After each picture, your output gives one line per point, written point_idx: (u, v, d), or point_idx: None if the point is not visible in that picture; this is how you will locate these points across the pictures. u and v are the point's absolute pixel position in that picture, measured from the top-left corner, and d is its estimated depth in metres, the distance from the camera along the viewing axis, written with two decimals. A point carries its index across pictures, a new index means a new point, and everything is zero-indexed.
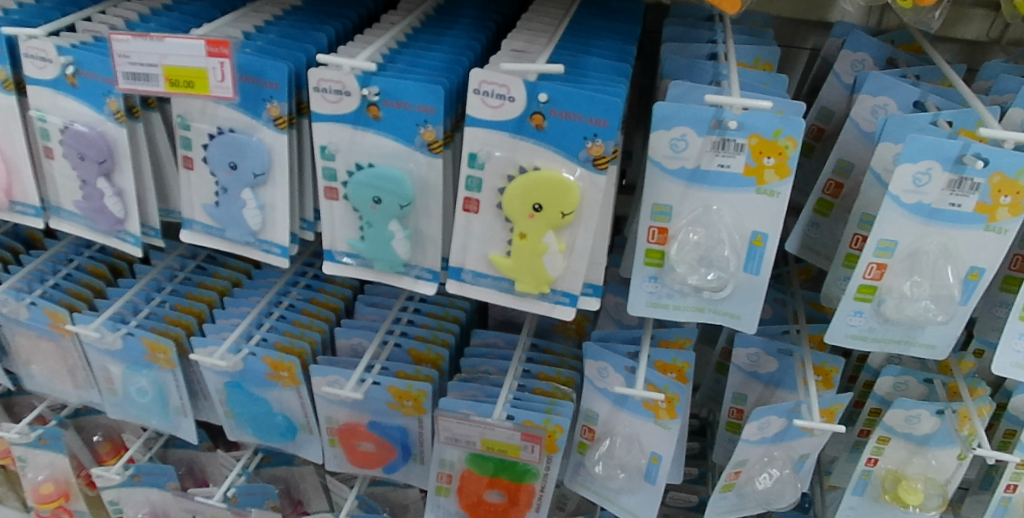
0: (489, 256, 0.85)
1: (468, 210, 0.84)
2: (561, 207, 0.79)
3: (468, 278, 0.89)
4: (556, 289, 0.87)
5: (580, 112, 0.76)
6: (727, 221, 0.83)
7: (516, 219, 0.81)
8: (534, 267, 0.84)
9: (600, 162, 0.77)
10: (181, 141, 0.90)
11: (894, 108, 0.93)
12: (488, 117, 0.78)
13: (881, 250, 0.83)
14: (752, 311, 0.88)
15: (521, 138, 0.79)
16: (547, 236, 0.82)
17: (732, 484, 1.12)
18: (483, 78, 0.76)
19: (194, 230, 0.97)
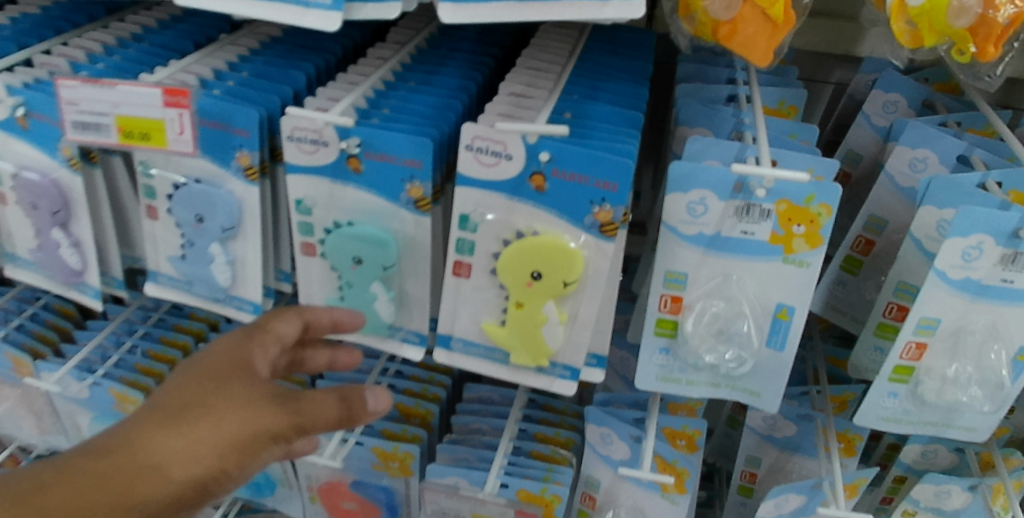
0: (482, 324, 0.76)
1: (458, 275, 0.75)
2: (564, 276, 0.69)
3: (458, 348, 0.79)
4: (555, 362, 0.77)
5: (585, 173, 0.67)
6: (749, 292, 0.74)
7: (511, 286, 0.71)
8: (531, 340, 0.74)
9: (608, 228, 0.68)
10: (143, 190, 0.82)
11: (934, 162, 0.84)
12: (483, 177, 0.69)
13: (922, 328, 0.74)
14: (774, 388, 0.79)
15: (519, 200, 0.70)
16: (548, 305, 0.72)
17: None
18: (477, 134, 0.67)
19: (160, 283, 0.88)
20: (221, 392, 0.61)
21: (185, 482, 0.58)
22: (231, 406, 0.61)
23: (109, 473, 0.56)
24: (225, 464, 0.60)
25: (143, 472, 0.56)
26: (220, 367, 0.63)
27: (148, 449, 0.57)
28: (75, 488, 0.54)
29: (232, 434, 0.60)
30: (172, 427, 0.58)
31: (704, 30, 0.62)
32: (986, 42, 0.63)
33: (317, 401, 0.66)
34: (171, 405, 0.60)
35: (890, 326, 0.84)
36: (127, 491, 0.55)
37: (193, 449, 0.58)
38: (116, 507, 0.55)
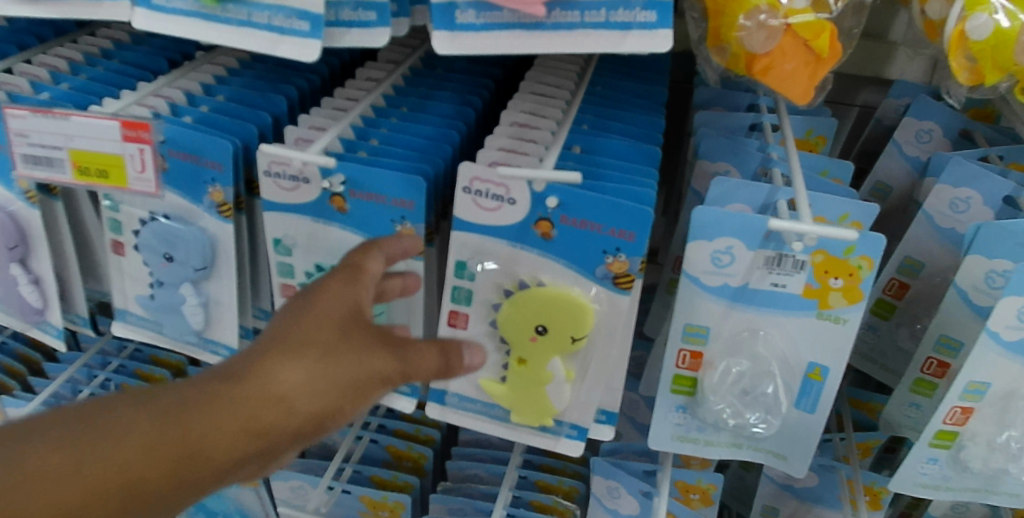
0: (479, 380, 0.68)
1: (454, 325, 0.67)
2: (570, 331, 0.61)
3: (455, 402, 0.71)
4: (561, 420, 0.68)
5: (598, 220, 0.59)
6: (778, 349, 0.67)
7: (514, 341, 0.64)
8: (535, 399, 0.66)
9: (622, 280, 0.61)
10: (108, 224, 0.74)
11: (978, 203, 0.76)
12: (482, 222, 0.61)
13: (970, 392, 0.67)
14: (803, 452, 0.71)
15: (522, 248, 0.62)
16: (553, 362, 0.64)
17: None
18: (476, 175, 0.59)
19: (128, 322, 0.80)
20: (342, 325, 0.51)
21: (306, 419, 0.49)
22: (340, 344, 0.50)
23: (230, 399, 0.47)
24: (344, 404, 0.50)
25: (263, 406, 0.48)
26: (343, 296, 0.52)
27: (267, 379, 0.48)
28: (193, 414, 0.47)
29: (354, 370, 0.50)
30: (293, 357, 0.49)
31: (737, 64, 0.55)
32: None
33: (427, 352, 0.53)
34: (291, 330, 0.50)
35: (927, 382, 0.76)
36: (247, 422, 0.47)
37: (302, 388, 0.48)
38: (235, 439, 0.48)
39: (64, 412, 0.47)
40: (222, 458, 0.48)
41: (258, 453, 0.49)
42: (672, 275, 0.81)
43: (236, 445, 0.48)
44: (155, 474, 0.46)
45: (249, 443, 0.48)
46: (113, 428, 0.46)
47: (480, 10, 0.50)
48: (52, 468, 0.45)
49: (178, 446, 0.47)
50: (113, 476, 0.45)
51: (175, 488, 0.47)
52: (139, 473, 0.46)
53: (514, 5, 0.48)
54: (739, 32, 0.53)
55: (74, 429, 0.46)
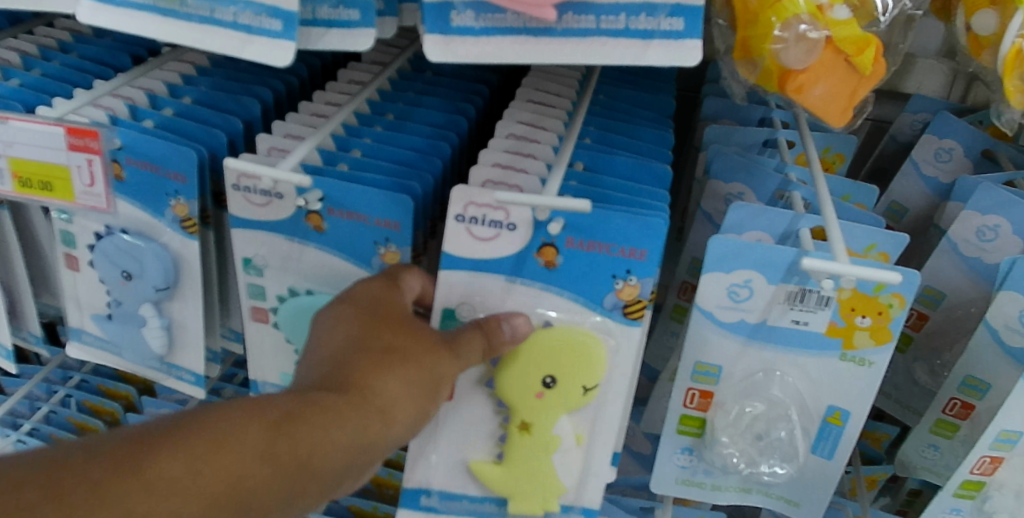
0: (471, 464, 0.59)
1: None
2: (582, 381, 0.56)
3: (436, 504, 0.61)
4: (569, 509, 0.60)
5: (608, 241, 0.54)
6: (797, 391, 0.61)
7: (518, 401, 0.57)
8: (538, 477, 0.58)
9: (633, 309, 0.55)
10: (60, 237, 0.67)
11: (1008, 231, 0.71)
12: (476, 254, 0.55)
13: (1001, 442, 0.61)
14: (819, 499, 0.65)
15: (520, 281, 0.56)
16: (560, 421, 0.58)
17: None
18: (469, 200, 0.53)
19: (84, 342, 0.73)
20: (411, 333, 0.53)
21: (401, 428, 0.50)
22: (424, 348, 0.52)
23: (342, 408, 0.47)
24: (428, 407, 0.52)
25: (372, 416, 0.48)
26: (392, 305, 0.54)
27: (368, 391, 0.49)
28: (313, 424, 0.46)
29: (436, 375, 0.52)
30: (385, 368, 0.50)
31: (767, 81, 0.49)
32: None
33: (477, 336, 0.54)
34: (371, 341, 0.51)
35: (949, 423, 0.70)
36: (359, 432, 0.47)
37: (404, 392, 0.50)
38: (350, 451, 0.47)
39: (161, 427, 0.42)
40: (333, 472, 0.47)
41: (356, 466, 0.49)
42: (678, 302, 0.75)
43: (347, 457, 0.47)
44: (284, 488, 0.44)
45: (352, 454, 0.48)
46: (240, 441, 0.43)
47: (480, 12, 0.43)
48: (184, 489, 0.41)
49: (302, 458, 0.45)
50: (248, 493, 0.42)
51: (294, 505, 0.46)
52: (272, 489, 0.44)
53: (520, 7, 0.41)
54: (774, 44, 0.47)
55: (191, 438, 0.42)
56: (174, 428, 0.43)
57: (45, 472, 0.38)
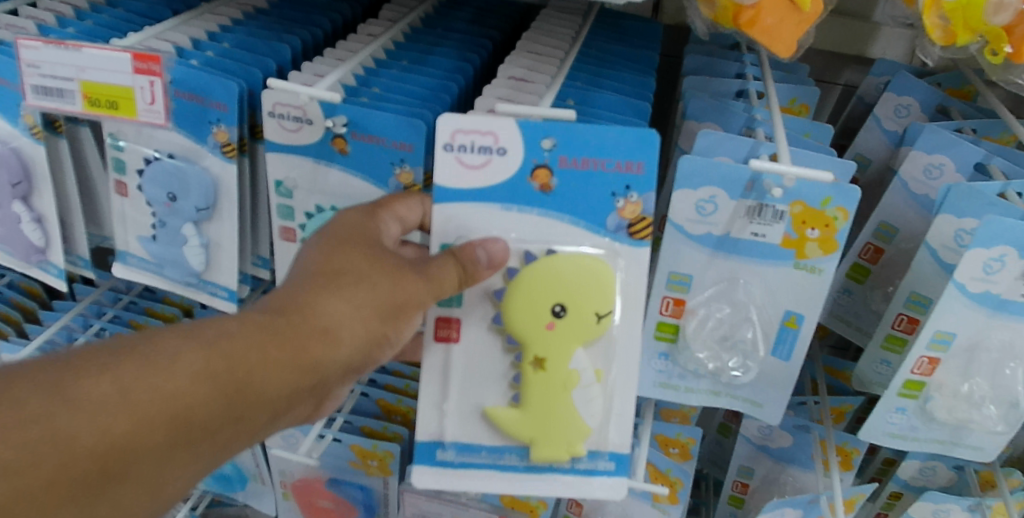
0: (490, 410, 0.65)
1: (444, 336, 0.66)
2: (595, 306, 0.64)
3: (452, 458, 0.66)
4: (597, 453, 0.67)
5: (598, 158, 0.63)
6: (757, 298, 0.70)
7: (531, 336, 0.64)
8: (563, 414, 0.64)
9: (638, 229, 0.64)
10: (112, 164, 0.76)
11: (951, 169, 0.80)
12: (474, 181, 0.63)
13: (936, 342, 0.70)
14: (777, 400, 0.75)
15: (518, 208, 0.64)
16: (576, 355, 0.65)
17: (741, 498, 1.10)
18: (457, 129, 0.62)
19: (129, 264, 0.82)
20: (369, 261, 0.61)
21: (350, 347, 0.59)
22: (378, 275, 0.61)
23: (285, 328, 0.57)
24: (383, 327, 0.61)
25: (314, 335, 0.57)
26: (362, 236, 0.63)
27: (316, 312, 0.58)
28: (251, 341, 0.55)
29: (389, 298, 0.60)
30: (336, 290, 0.59)
31: (724, 17, 0.58)
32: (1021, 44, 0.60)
33: (450, 264, 0.61)
34: (326, 269, 0.60)
35: (898, 338, 0.78)
36: (298, 350, 0.57)
37: (350, 313, 0.59)
38: (287, 372, 0.56)
39: (100, 351, 0.52)
40: (273, 388, 0.56)
41: (302, 385, 0.58)
42: (658, 234, 0.84)
43: (288, 372, 0.57)
44: (217, 403, 0.53)
45: (294, 371, 0.57)
46: (179, 357, 0.53)
47: None
48: (120, 398, 0.50)
49: (232, 376, 0.54)
50: (181, 403, 0.52)
51: (235, 417, 0.55)
52: (206, 401, 0.53)
53: None
54: None
55: (126, 359, 0.52)
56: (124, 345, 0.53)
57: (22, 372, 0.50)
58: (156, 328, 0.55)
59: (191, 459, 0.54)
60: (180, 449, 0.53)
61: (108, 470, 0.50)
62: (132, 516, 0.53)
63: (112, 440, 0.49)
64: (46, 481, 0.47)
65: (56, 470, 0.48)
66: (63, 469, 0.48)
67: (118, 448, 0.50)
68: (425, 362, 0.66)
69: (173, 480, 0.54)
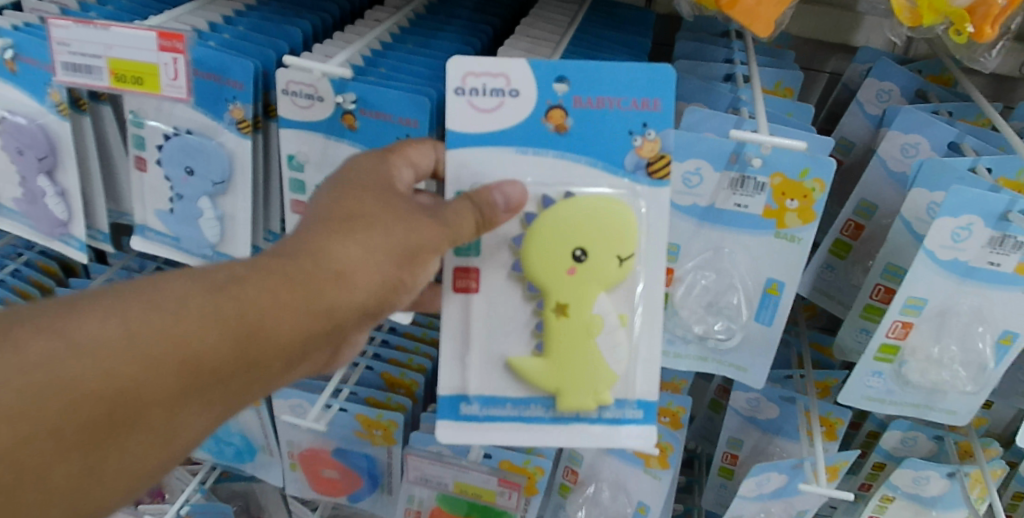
0: (517, 359, 0.69)
1: (467, 287, 0.70)
2: (617, 250, 0.68)
3: (476, 412, 0.70)
4: (623, 402, 0.71)
5: (605, 95, 0.68)
6: (741, 268, 0.74)
7: (554, 283, 0.68)
8: (589, 357, 0.69)
9: (658, 170, 0.68)
10: (132, 140, 0.80)
11: (926, 148, 0.84)
12: (488, 124, 0.67)
13: (909, 307, 0.75)
14: (761, 365, 0.78)
15: (534, 151, 0.68)
16: (599, 301, 0.69)
17: (730, 468, 1.13)
18: (467, 73, 0.67)
19: (147, 237, 0.87)
20: (381, 207, 0.64)
21: (364, 289, 0.62)
22: (390, 221, 0.63)
23: (295, 273, 0.59)
24: (398, 271, 0.63)
25: (327, 279, 0.60)
26: (375, 184, 0.66)
27: (329, 257, 0.61)
28: (259, 287, 0.58)
29: (402, 243, 0.63)
30: (348, 236, 0.62)
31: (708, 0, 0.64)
32: (983, 23, 0.64)
33: (467, 207, 0.64)
34: (339, 214, 0.63)
35: (876, 308, 0.82)
36: (310, 294, 0.59)
37: (362, 257, 0.62)
38: (299, 317, 0.59)
39: (111, 298, 0.55)
40: (286, 332, 0.59)
41: (314, 330, 0.60)
42: None
43: (298, 317, 0.59)
44: (227, 347, 0.56)
45: (305, 316, 0.59)
46: (186, 304, 0.56)
47: None
48: (128, 344, 0.53)
49: (243, 321, 0.57)
50: (189, 348, 0.55)
51: (247, 361, 0.58)
52: (214, 346, 0.56)
53: None
54: None
55: (136, 306, 0.55)
56: (135, 291, 0.56)
57: (35, 320, 0.53)
58: (169, 275, 0.58)
59: (205, 403, 0.57)
60: (190, 393, 0.56)
61: (116, 415, 0.53)
62: (148, 457, 0.57)
63: (118, 385, 0.53)
64: (51, 426, 0.51)
65: (62, 415, 0.51)
66: (71, 413, 0.51)
67: (125, 393, 0.53)
68: (446, 305, 0.70)
69: (188, 421, 0.57)
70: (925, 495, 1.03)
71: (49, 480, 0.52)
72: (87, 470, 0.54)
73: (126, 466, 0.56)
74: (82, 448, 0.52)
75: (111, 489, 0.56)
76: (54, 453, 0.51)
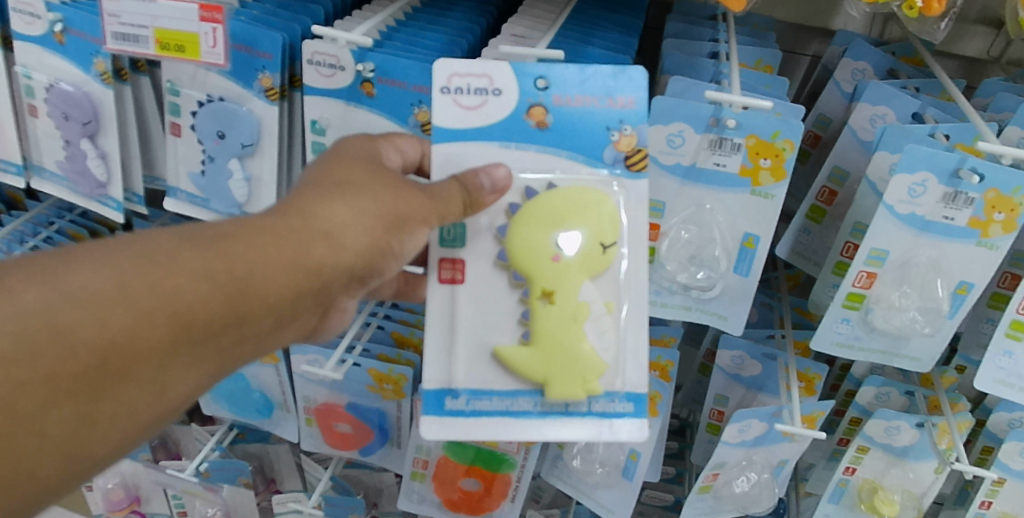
0: (504, 347, 0.75)
1: (453, 278, 0.76)
2: (602, 238, 0.75)
3: (463, 405, 0.76)
4: (613, 394, 0.77)
5: (582, 95, 0.76)
6: (721, 222, 0.82)
7: (541, 270, 0.74)
8: (576, 342, 0.74)
9: (636, 162, 0.76)
10: (168, 107, 0.88)
11: (893, 119, 0.92)
12: (477, 121, 0.76)
13: (873, 259, 0.83)
14: (740, 313, 0.86)
15: (516, 146, 0.76)
16: (585, 288, 0.76)
17: (717, 425, 1.21)
18: (451, 76, 0.75)
19: (179, 199, 0.95)
20: (369, 178, 0.71)
21: (352, 249, 0.68)
22: (377, 190, 0.71)
23: (284, 233, 0.65)
24: (386, 236, 0.70)
25: (316, 238, 0.66)
26: (364, 158, 0.73)
27: (320, 219, 0.67)
28: (249, 245, 0.63)
29: (391, 210, 0.70)
30: (339, 201, 0.68)
31: None
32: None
33: (454, 187, 0.71)
34: (330, 181, 0.70)
35: (845, 264, 0.90)
36: (299, 252, 0.65)
37: (350, 221, 0.68)
38: (286, 274, 0.65)
39: (105, 254, 0.60)
40: (275, 288, 0.64)
41: (300, 287, 0.66)
42: None
43: (286, 275, 0.65)
44: (218, 300, 0.62)
45: (292, 272, 0.65)
46: (177, 259, 0.60)
47: None
48: (120, 295, 0.58)
49: (233, 276, 0.62)
50: (180, 302, 0.60)
51: (236, 316, 0.63)
52: (206, 300, 0.61)
53: None
54: None
55: (130, 261, 0.59)
56: (128, 246, 0.61)
57: (31, 272, 0.57)
58: (163, 233, 0.63)
59: (195, 357, 0.62)
60: (182, 345, 0.61)
61: (109, 365, 0.57)
62: (140, 409, 0.61)
63: (110, 336, 0.57)
64: (47, 373, 0.55)
65: (57, 363, 0.55)
66: (65, 361, 0.55)
67: (118, 344, 0.57)
68: (433, 296, 0.76)
69: (179, 373, 0.62)
70: (897, 445, 1.12)
71: (45, 427, 0.56)
72: (80, 419, 0.58)
73: (119, 417, 0.60)
74: (78, 394, 0.57)
75: (104, 440, 0.60)
76: (49, 400, 0.55)
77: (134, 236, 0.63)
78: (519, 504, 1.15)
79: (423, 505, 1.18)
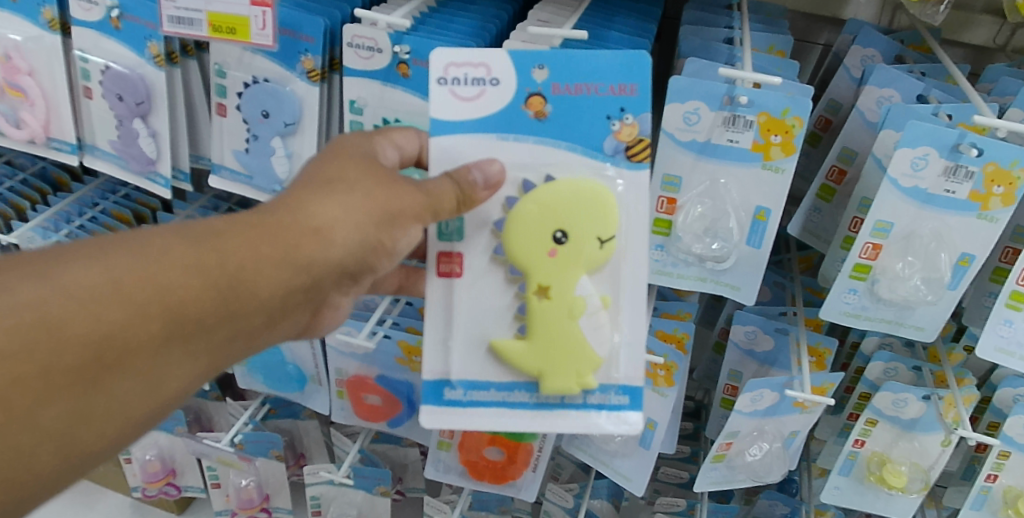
0: (500, 340, 0.80)
1: (450, 269, 0.81)
2: (599, 232, 0.79)
3: (460, 396, 0.81)
4: (608, 386, 0.81)
5: (576, 84, 0.80)
6: (734, 196, 0.87)
7: (535, 265, 0.79)
8: (569, 336, 0.80)
9: (637, 154, 0.79)
10: (216, 89, 0.95)
11: (899, 100, 0.97)
12: (472, 111, 0.80)
13: (877, 231, 0.88)
14: (752, 282, 0.91)
15: (513, 137, 0.80)
16: (582, 282, 0.80)
17: (731, 400, 1.26)
18: (448, 67, 0.79)
19: (223, 176, 1.00)
20: (359, 174, 0.75)
21: (341, 244, 0.73)
22: (365, 187, 0.74)
23: (276, 231, 0.70)
24: (377, 232, 0.74)
25: (306, 235, 0.71)
26: (360, 155, 0.78)
27: (311, 216, 0.71)
28: (240, 241, 0.69)
29: (381, 207, 0.74)
30: (330, 197, 0.73)
31: None
32: None
33: (447, 184, 0.74)
34: (322, 179, 0.74)
35: (853, 238, 0.95)
36: (288, 250, 0.70)
37: (339, 218, 0.72)
38: (274, 271, 0.70)
39: (104, 252, 0.65)
40: (264, 288, 0.70)
41: (289, 284, 0.71)
42: None
43: (275, 271, 0.70)
44: (208, 296, 0.67)
45: (281, 269, 0.70)
46: (171, 255, 0.66)
47: None
48: (115, 293, 0.63)
49: (223, 273, 0.68)
50: (172, 297, 0.65)
51: (227, 310, 0.68)
52: (197, 296, 0.66)
53: None
54: None
55: (125, 259, 0.65)
56: (124, 244, 0.66)
57: (36, 268, 0.63)
58: (160, 232, 0.68)
59: (188, 350, 0.68)
60: (174, 339, 0.66)
61: (102, 360, 0.63)
62: (134, 402, 0.67)
63: (105, 332, 0.63)
64: (43, 368, 0.60)
65: (53, 358, 0.61)
66: (59, 356, 0.61)
67: (111, 339, 0.63)
68: (432, 291, 0.81)
69: (173, 365, 0.67)
70: (904, 418, 1.16)
71: (40, 419, 0.61)
72: (76, 413, 0.63)
73: (111, 411, 0.66)
74: (72, 388, 0.62)
75: (99, 431, 0.66)
76: (46, 393, 0.61)
77: (135, 232, 0.68)
78: (540, 473, 1.21)
79: (448, 473, 1.24)
